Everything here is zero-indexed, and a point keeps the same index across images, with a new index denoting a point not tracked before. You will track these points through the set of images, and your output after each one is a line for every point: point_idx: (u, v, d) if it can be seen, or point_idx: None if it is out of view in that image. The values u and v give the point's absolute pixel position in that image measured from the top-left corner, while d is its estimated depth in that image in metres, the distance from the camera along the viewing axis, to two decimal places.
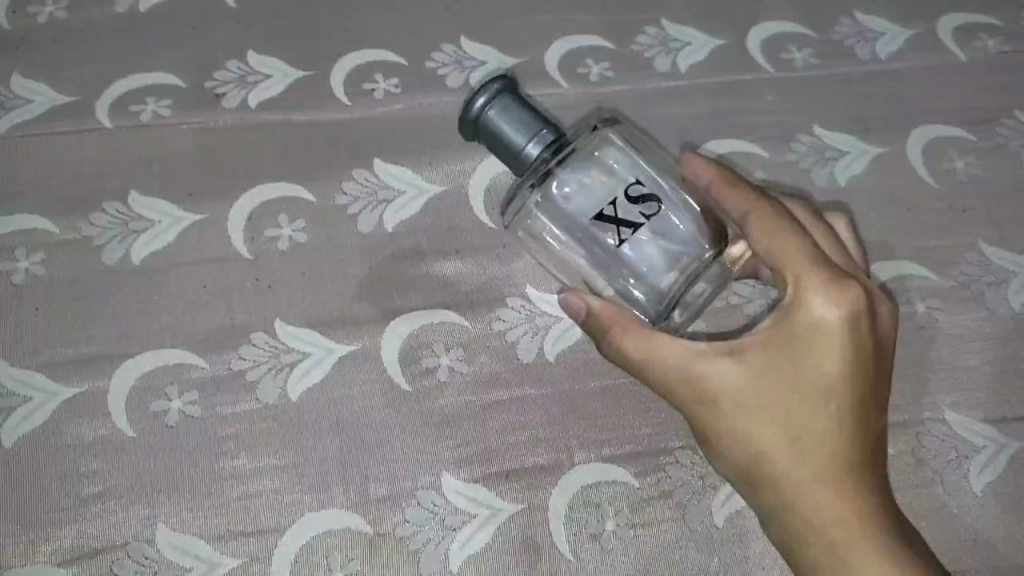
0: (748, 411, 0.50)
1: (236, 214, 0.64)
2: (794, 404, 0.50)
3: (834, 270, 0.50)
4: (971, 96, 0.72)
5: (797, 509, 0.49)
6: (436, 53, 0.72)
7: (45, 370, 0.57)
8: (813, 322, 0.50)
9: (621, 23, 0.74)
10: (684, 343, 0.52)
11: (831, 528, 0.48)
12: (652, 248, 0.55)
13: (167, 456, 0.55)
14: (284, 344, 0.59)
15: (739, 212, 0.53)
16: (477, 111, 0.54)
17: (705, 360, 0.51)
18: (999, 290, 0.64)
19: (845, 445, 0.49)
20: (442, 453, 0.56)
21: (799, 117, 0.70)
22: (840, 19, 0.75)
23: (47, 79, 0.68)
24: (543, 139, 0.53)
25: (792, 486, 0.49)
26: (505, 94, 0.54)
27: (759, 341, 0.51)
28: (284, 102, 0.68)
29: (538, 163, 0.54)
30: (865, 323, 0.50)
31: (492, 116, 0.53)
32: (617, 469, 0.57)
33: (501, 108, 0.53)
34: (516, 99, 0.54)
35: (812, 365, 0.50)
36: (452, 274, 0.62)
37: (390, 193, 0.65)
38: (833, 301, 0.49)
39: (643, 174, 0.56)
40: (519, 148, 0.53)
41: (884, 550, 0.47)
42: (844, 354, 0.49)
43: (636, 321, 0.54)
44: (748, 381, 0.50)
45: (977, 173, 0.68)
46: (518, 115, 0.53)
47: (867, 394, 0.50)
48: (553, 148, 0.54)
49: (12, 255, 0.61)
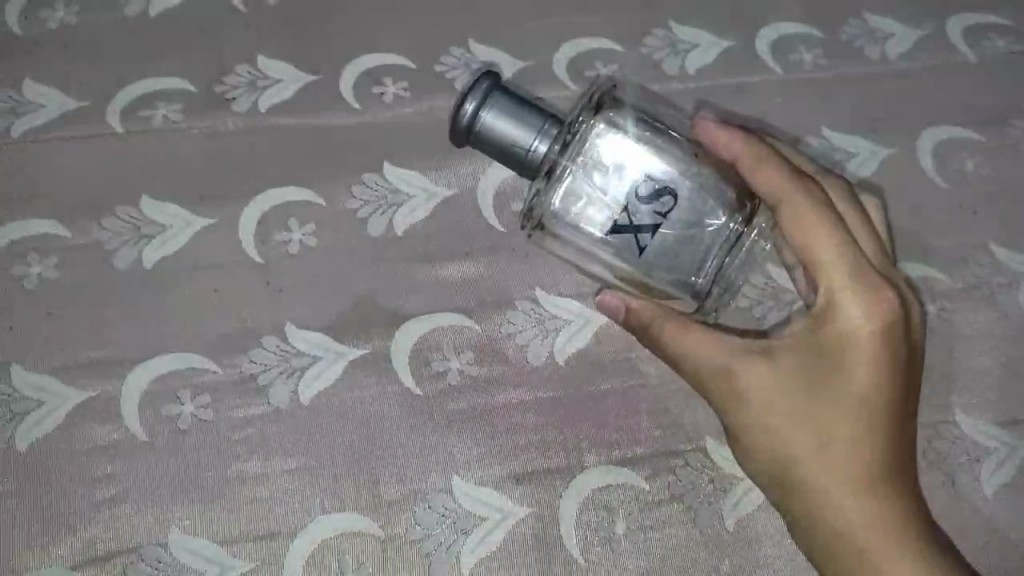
0: (778, 411, 0.51)
1: (245, 218, 0.64)
2: (824, 407, 0.50)
3: (869, 275, 0.50)
4: (980, 96, 0.71)
5: (824, 511, 0.50)
6: (443, 57, 0.72)
7: (57, 374, 0.58)
8: (844, 330, 0.50)
9: (628, 25, 0.74)
10: (718, 341, 0.54)
11: (856, 531, 0.49)
12: (674, 241, 0.56)
13: (179, 460, 0.56)
14: (294, 348, 0.59)
15: (771, 191, 0.52)
16: (471, 117, 0.55)
17: (738, 359, 0.53)
18: (1009, 292, 0.63)
19: (875, 450, 0.50)
20: (452, 456, 0.56)
21: (807, 118, 0.69)
22: (848, 19, 0.74)
23: (58, 85, 0.69)
24: (548, 134, 0.55)
25: (819, 487, 0.50)
26: (495, 94, 0.55)
27: (791, 344, 0.52)
28: (293, 106, 0.69)
29: (547, 160, 0.55)
30: (901, 330, 0.49)
31: (489, 119, 0.55)
32: (627, 472, 0.57)
33: (495, 109, 0.55)
34: (507, 97, 0.55)
35: (844, 370, 0.50)
36: (461, 277, 0.63)
37: (399, 197, 0.65)
38: (867, 310, 0.49)
39: (652, 165, 0.56)
40: (526, 147, 0.55)
41: (907, 554, 0.48)
42: (878, 362, 0.49)
43: (671, 319, 0.55)
44: (778, 381, 0.52)
45: (987, 173, 0.68)
46: (514, 114, 0.55)
47: (902, 399, 0.50)
48: (559, 142, 0.55)
49: (24, 260, 0.61)
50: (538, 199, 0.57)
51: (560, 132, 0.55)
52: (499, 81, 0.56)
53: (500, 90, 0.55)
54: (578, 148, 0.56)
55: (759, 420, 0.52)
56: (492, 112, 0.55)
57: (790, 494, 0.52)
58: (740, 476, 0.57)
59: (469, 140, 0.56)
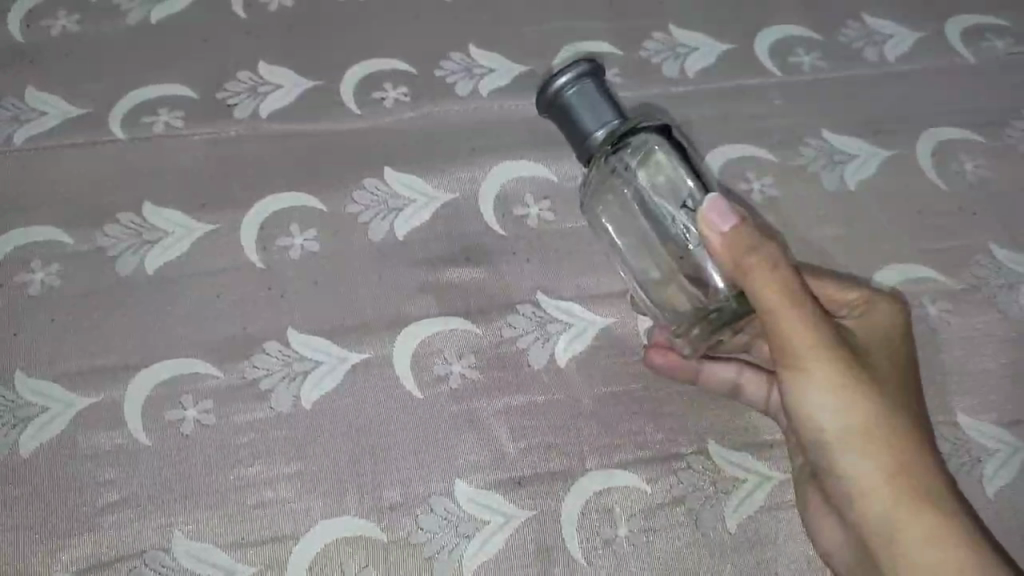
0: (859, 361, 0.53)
1: (247, 225, 0.64)
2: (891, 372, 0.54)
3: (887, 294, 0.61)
4: (979, 97, 0.71)
5: (909, 475, 0.51)
6: (444, 62, 0.73)
7: (60, 380, 0.58)
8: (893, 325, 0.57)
9: (627, 29, 0.74)
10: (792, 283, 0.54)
11: (924, 493, 0.50)
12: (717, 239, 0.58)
13: (182, 465, 0.56)
14: (296, 353, 0.59)
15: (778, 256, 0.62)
16: (556, 88, 0.54)
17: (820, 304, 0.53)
18: (1010, 292, 0.63)
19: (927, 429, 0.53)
20: (454, 460, 0.56)
21: (807, 120, 0.70)
22: (847, 22, 0.75)
23: (61, 93, 0.69)
24: (612, 128, 0.53)
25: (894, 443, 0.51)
26: (589, 77, 0.54)
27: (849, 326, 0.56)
28: (295, 112, 0.70)
29: (601, 149, 0.53)
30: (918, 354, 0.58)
31: (571, 96, 0.54)
32: (628, 474, 0.57)
33: (579, 91, 0.53)
34: (598, 85, 0.54)
35: (898, 352, 0.56)
36: (462, 281, 0.63)
37: (400, 201, 0.66)
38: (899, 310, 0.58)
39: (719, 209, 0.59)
40: (587, 132, 0.54)
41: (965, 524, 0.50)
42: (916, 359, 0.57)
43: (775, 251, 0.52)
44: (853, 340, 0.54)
45: (987, 174, 0.68)
46: (593, 100, 0.54)
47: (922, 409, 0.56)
48: (620, 139, 0.53)
49: (27, 266, 0.62)
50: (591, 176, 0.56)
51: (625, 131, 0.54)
52: (600, 70, 0.55)
53: (595, 76, 0.54)
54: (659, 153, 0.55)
55: (853, 379, 0.52)
56: (575, 91, 0.54)
57: (871, 454, 0.52)
58: (741, 478, 0.57)
59: (547, 107, 0.55)
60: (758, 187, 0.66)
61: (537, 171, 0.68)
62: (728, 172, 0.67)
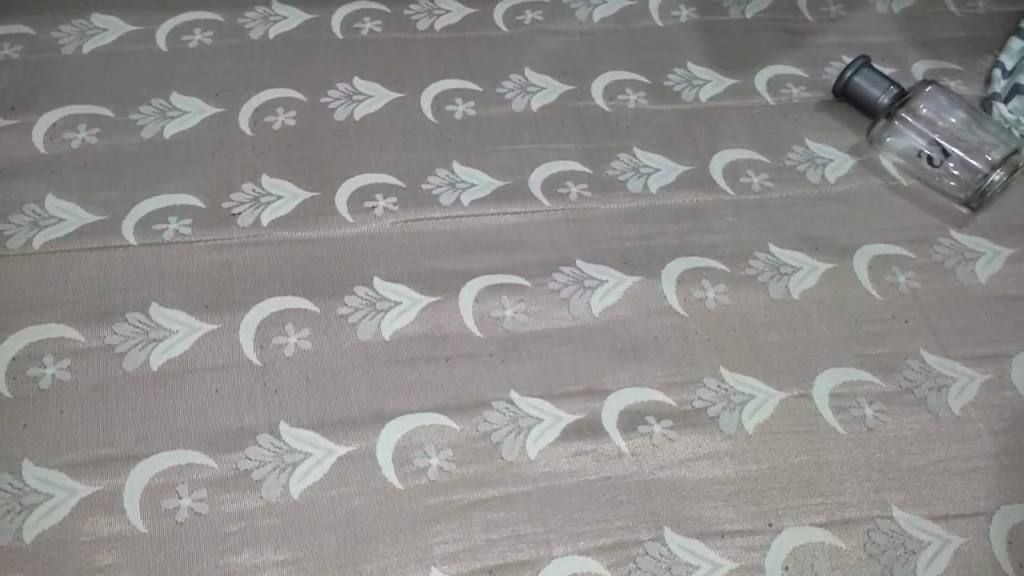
0: None
1: (246, 325, 0.70)
2: None
3: None
4: (905, 220, 0.82)
5: None
6: (430, 176, 0.81)
7: (64, 469, 0.62)
8: None
9: (595, 149, 0.85)
10: None
11: None
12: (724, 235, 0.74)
13: (173, 551, 0.59)
14: (287, 445, 0.64)
15: None
16: (630, 149, 0.85)
17: None
18: (939, 394, 0.70)
19: None
20: (431, 548, 0.61)
21: (755, 237, 0.79)
22: (791, 147, 0.87)
23: (81, 201, 0.76)
24: (659, 161, 0.84)
25: None
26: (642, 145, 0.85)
27: None
28: (294, 219, 0.77)
29: (661, 168, 0.84)
30: None
31: (636, 149, 0.85)
32: (590, 560, 0.61)
33: None
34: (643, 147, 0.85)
35: None
36: (444, 378, 0.68)
37: (387, 303, 0.72)
38: None
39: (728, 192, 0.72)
40: (655, 166, 0.84)
41: None
42: None
43: None
44: None
45: (916, 288, 0.76)
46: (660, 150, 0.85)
47: None
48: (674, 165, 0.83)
49: (39, 361, 0.66)
50: (639, 153, 0.85)
51: (661, 168, 0.84)
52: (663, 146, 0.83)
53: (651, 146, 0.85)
54: (740, 164, 0.85)
55: None
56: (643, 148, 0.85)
57: None
58: (693, 564, 0.61)
59: (631, 157, 0.84)
60: (711, 294, 0.75)
61: (512, 277, 0.75)
62: (684, 280, 0.75)
